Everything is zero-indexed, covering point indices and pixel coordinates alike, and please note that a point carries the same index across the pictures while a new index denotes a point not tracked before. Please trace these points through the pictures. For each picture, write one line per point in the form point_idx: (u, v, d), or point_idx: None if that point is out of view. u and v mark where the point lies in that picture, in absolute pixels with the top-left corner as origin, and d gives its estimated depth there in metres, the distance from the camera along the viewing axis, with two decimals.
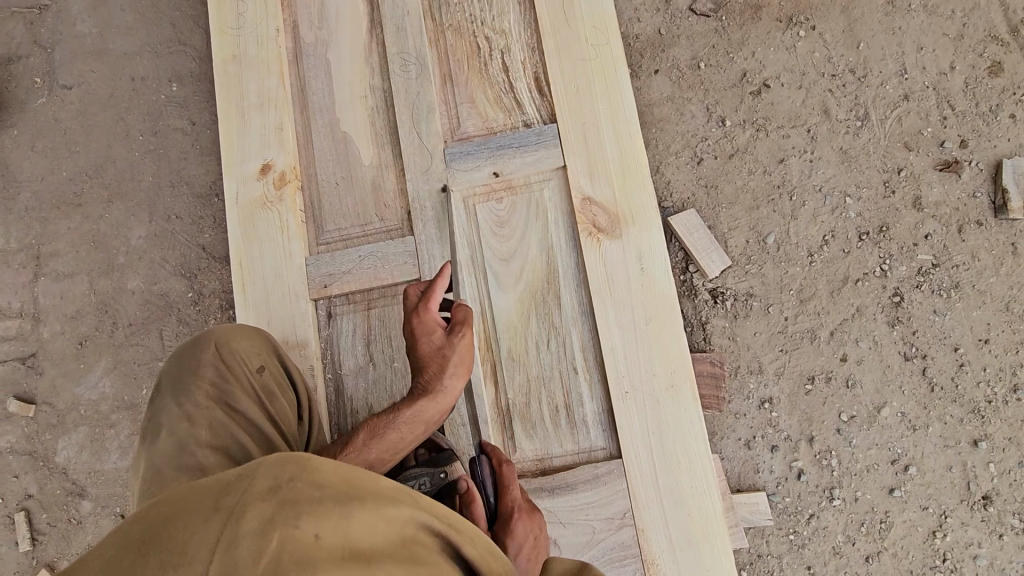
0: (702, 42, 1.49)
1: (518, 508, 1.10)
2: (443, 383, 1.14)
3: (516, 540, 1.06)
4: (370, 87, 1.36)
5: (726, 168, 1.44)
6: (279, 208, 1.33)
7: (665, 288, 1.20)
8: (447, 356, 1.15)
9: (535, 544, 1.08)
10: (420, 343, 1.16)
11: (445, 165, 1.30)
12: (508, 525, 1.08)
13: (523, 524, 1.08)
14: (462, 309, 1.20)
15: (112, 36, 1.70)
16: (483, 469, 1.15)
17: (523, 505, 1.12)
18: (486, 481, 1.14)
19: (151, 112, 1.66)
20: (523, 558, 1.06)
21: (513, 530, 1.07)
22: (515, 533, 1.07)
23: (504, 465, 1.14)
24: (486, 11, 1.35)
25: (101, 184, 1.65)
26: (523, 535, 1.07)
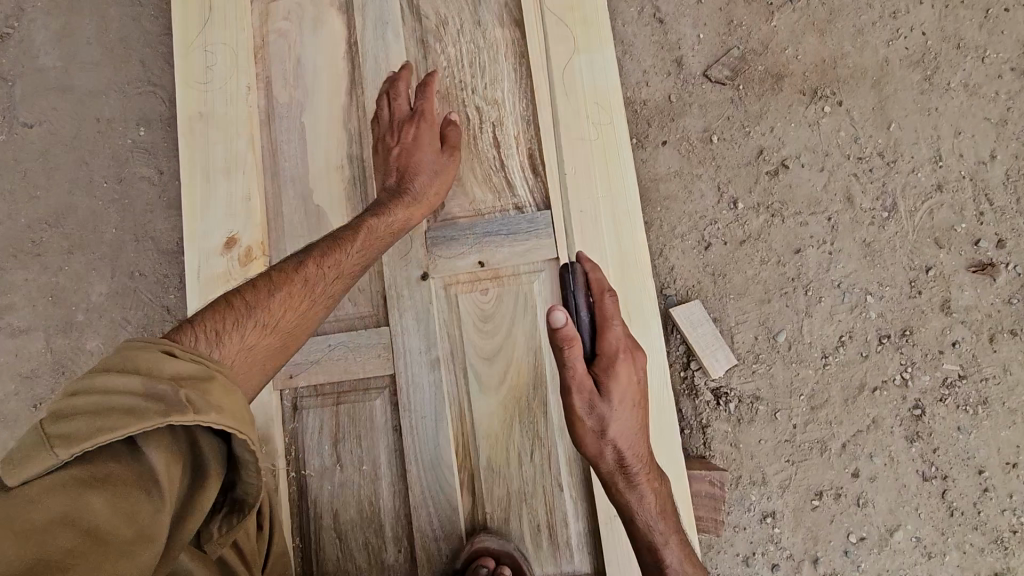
0: (715, 112, 1.36)
1: (620, 347, 1.02)
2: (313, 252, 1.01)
3: (616, 400, 1.01)
4: (347, 156, 1.24)
5: (737, 255, 1.31)
6: (242, 286, 1.21)
7: (662, 395, 1.10)
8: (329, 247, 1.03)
9: (638, 393, 1.04)
10: (411, 131, 1.16)
11: (426, 250, 1.18)
12: (608, 364, 1.01)
13: (624, 365, 1.01)
14: (455, 133, 1.19)
15: (79, 73, 1.58)
16: (576, 279, 1.04)
17: (624, 346, 1.03)
18: (580, 298, 1.03)
19: (117, 158, 1.54)
20: (615, 429, 1.01)
21: (614, 372, 1.01)
22: (615, 374, 1.01)
23: (604, 291, 1.04)
24: (478, 78, 1.23)
25: (61, 233, 1.53)
26: (632, 427, 1.02)
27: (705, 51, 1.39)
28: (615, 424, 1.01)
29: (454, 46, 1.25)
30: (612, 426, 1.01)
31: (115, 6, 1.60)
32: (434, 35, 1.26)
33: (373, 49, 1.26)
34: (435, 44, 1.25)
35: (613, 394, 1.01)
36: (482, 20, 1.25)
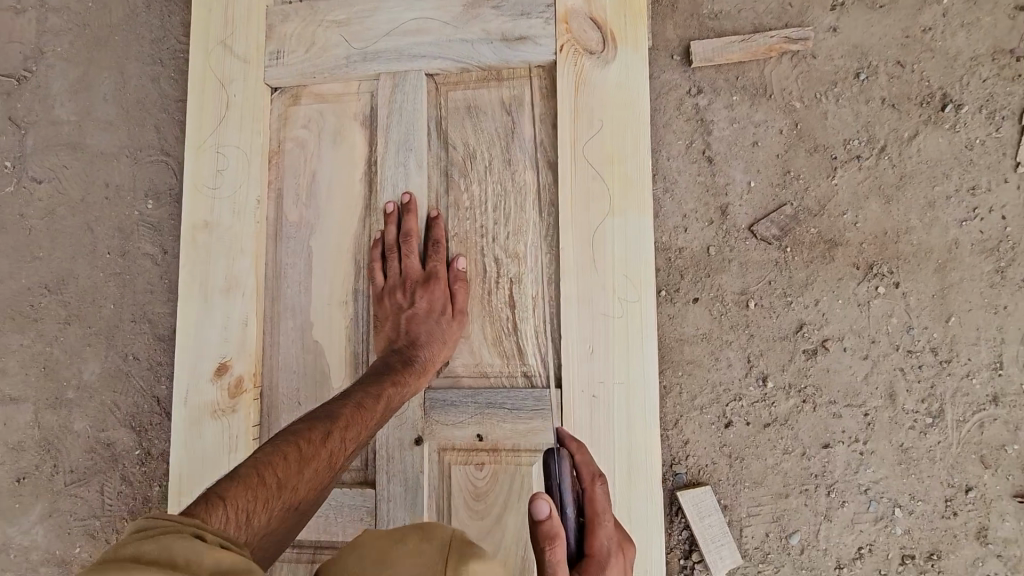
0: (757, 274, 1.23)
1: (606, 533, 0.84)
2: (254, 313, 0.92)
3: (611, 559, 0.81)
4: (353, 291, 1.17)
5: (758, 440, 1.21)
6: (230, 420, 1.16)
7: None
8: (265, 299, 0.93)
9: (626, 558, 0.85)
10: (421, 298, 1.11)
11: (425, 412, 1.11)
12: (596, 536, 0.83)
13: (615, 562, 0.82)
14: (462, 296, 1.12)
15: (91, 131, 1.52)
16: (564, 473, 0.84)
17: (614, 539, 0.84)
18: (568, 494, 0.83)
19: (123, 229, 1.48)
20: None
21: (605, 532, 0.83)
22: (607, 534, 0.84)
23: (594, 476, 0.88)
24: (501, 225, 1.13)
25: (59, 301, 1.49)
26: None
27: (755, 201, 1.25)
28: (614, 568, 0.81)
29: (479, 184, 1.14)
30: (609, 573, 0.79)
31: (133, 62, 1.51)
32: (459, 169, 1.15)
33: (393, 174, 1.16)
34: (459, 179, 1.15)
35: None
36: (513, 158, 1.14)
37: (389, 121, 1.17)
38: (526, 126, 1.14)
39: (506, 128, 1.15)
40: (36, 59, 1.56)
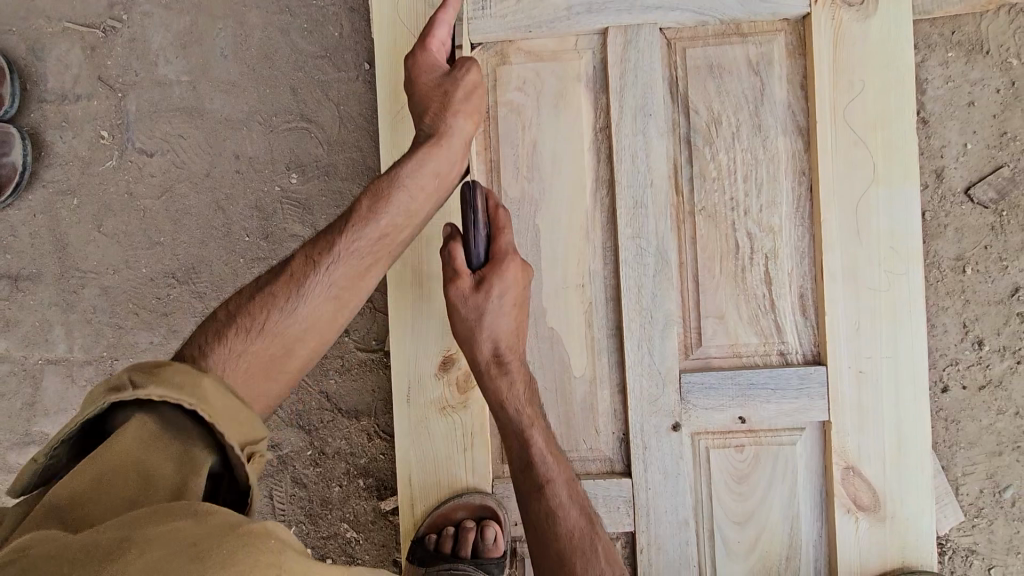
0: (973, 239, 1.22)
1: (510, 251, 1.00)
2: (448, 122, 0.97)
3: (493, 299, 0.98)
4: (590, 272, 1.08)
5: (973, 401, 1.23)
6: (461, 417, 1.06)
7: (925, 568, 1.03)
8: (450, 91, 0.98)
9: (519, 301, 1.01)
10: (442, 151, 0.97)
11: (681, 397, 1.06)
12: (495, 266, 0.99)
13: (512, 271, 0.99)
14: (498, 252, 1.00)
15: (210, 93, 1.30)
16: (478, 199, 0.97)
17: (514, 253, 1.00)
18: (479, 216, 0.97)
19: (261, 207, 1.30)
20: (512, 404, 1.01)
21: (503, 272, 0.98)
22: (503, 276, 0.98)
23: (498, 204, 1.01)
24: (752, 196, 1.06)
25: (193, 291, 1.32)
26: (506, 327, 1.01)
27: (970, 164, 1.23)
28: (490, 315, 0.99)
29: (726, 153, 1.06)
30: (486, 316, 0.99)
31: (255, 10, 1.29)
32: (702, 136, 1.07)
33: (630, 143, 1.06)
34: (704, 147, 1.07)
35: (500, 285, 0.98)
36: (763, 123, 1.06)
37: (623, 83, 1.06)
38: (777, 87, 1.06)
39: (755, 92, 1.06)
40: (127, 6, 1.31)
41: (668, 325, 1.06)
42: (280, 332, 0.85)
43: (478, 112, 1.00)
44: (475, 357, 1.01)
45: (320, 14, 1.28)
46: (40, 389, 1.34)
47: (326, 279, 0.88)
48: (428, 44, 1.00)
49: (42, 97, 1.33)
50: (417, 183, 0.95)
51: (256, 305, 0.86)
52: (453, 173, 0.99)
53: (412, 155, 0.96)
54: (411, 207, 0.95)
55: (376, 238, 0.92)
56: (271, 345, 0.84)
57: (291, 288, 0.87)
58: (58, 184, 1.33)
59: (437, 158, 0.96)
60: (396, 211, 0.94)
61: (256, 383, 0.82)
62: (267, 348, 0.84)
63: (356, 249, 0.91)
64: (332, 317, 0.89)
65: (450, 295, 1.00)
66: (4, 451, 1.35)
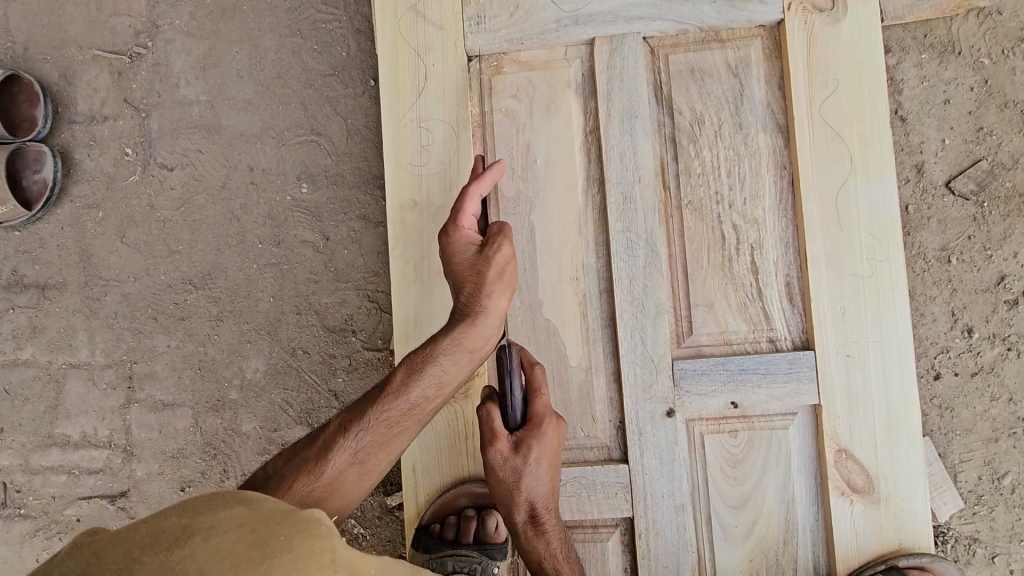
0: (956, 230, 1.26)
1: (547, 414, 1.02)
2: (485, 301, 1.02)
3: (531, 463, 1.00)
4: (583, 265, 1.13)
5: (967, 389, 1.25)
6: (463, 407, 1.11)
7: (925, 548, 1.04)
8: (484, 270, 1.02)
9: (556, 468, 1.03)
10: (455, 261, 1.04)
11: (675, 384, 1.09)
12: (534, 431, 1.00)
13: (550, 432, 1.01)
14: (540, 403, 1.02)
15: (226, 110, 1.39)
16: (514, 361, 0.98)
17: (550, 414, 1.03)
18: (515, 379, 0.99)
19: (274, 216, 1.38)
20: (532, 479, 1.01)
21: (541, 435, 1.00)
22: (541, 438, 1.00)
23: (532, 361, 1.04)
24: (736, 190, 1.12)
25: (210, 297, 1.39)
26: (542, 488, 1.02)
27: (949, 158, 1.27)
28: (528, 477, 1.01)
29: (709, 149, 1.12)
30: (525, 477, 1.01)
31: (268, 34, 1.39)
32: (686, 135, 1.13)
33: (618, 143, 1.12)
34: (688, 145, 1.13)
35: (531, 456, 0.99)
36: (743, 122, 1.13)
37: (609, 88, 1.13)
38: (755, 88, 1.13)
39: (734, 92, 1.13)
40: (152, 34, 1.42)
41: (660, 314, 1.10)
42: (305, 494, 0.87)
43: (509, 288, 1.04)
44: (512, 516, 1.03)
45: (329, 36, 1.37)
46: (63, 393, 1.40)
47: (358, 443, 0.91)
48: (461, 220, 1.06)
49: (72, 118, 1.43)
50: (451, 359, 0.98)
51: (290, 466, 0.89)
52: (487, 345, 1.02)
53: (449, 330, 1.00)
54: (441, 379, 0.98)
55: (406, 413, 0.95)
56: (303, 505, 0.85)
57: (323, 452, 0.90)
58: (85, 199, 1.42)
59: (471, 336, 1.00)
60: (428, 382, 0.97)
61: None
62: (302, 496, 0.86)
63: (386, 420, 0.93)
64: (358, 481, 0.91)
65: (489, 458, 1.01)
66: (27, 453, 1.40)
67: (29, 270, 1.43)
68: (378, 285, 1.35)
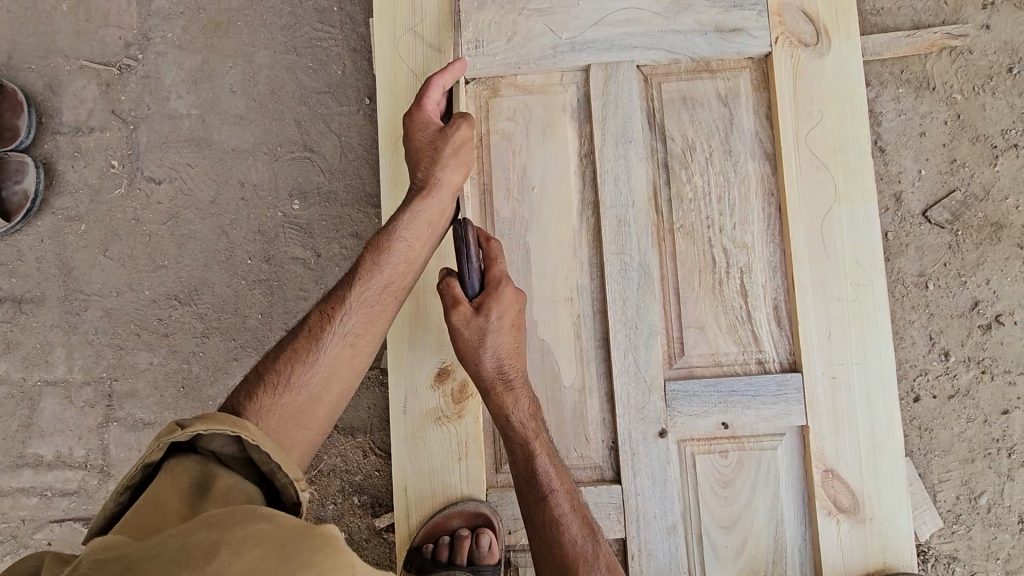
0: (933, 256, 1.32)
1: (504, 277, 1.05)
2: (439, 175, 1.04)
3: (494, 321, 1.03)
4: (578, 287, 1.15)
5: (944, 410, 1.29)
6: (457, 427, 1.10)
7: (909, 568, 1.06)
8: (441, 147, 1.06)
9: (519, 325, 1.06)
10: (415, 137, 1.07)
11: (667, 405, 1.11)
12: (493, 291, 1.04)
13: (508, 293, 1.04)
14: (497, 266, 1.05)
15: (218, 125, 1.38)
16: (469, 235, 1.02)
17: (507, 280, 1.06)
18: (471, 241, 1.02)
19: (265, 231, 1.36)
20: (497, 340, 1.03)
21: (498, 294, 1.03)
22: (498, 297, 1.03)
23: (488, 237, 1.08)
24: (726, 216, 1.15)
25: (196, 313, 1.36)
26: (507, 348, 1.05)
27: (925, 188, 1.33)
28: (492, 337, 1.03)
29: (701, 175, 1.15)
30: (489, 337, 1.03)
31: (263, 50, 1.38)
32: (679, 162, 1.16)
33: (613, 167, 1.14)
34: (680, 171, 1.16)
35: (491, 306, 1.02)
36: (733, 150, 1.16)
37: (605, 114, 1.15)
38: (744, 117, 1.17)
39: (725, 121, 1.16)
40: (142, 46, 1.40)
41: (652, 336, 1.12)
42: (294, 400, 0.90)
43: (467, 164, 1.07)
44: (481, 376, 1.05)
45: (324, 54, 1.38)
46: (37, 411, 1.35)
47: (340, 333, 0.95)
48: (423, 103, 1.08)
49: (56, 129, 1.40)
50: (413, 229, 1.02)
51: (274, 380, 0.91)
52: (446, 217, 1.06)
53: (407, 206, 1.04)
54: (410, 254, 1.02)
55: (382, 286, 1.00)
56: (294, 403, 0.89)
57: (303, 360, 0.93)
58: (67, 211, 1.39)
59: (430, 207, 1.04)
60: (397, 258, 1.01)
61: (286, 435, 0.87)
62: (289, 408, 0.89)
63: (364, 306, 0.97)
64: (346, 368, 0.95)
65: (452, 322, 1.04)
66: None
67: (5, 283, 1.38)
68: None
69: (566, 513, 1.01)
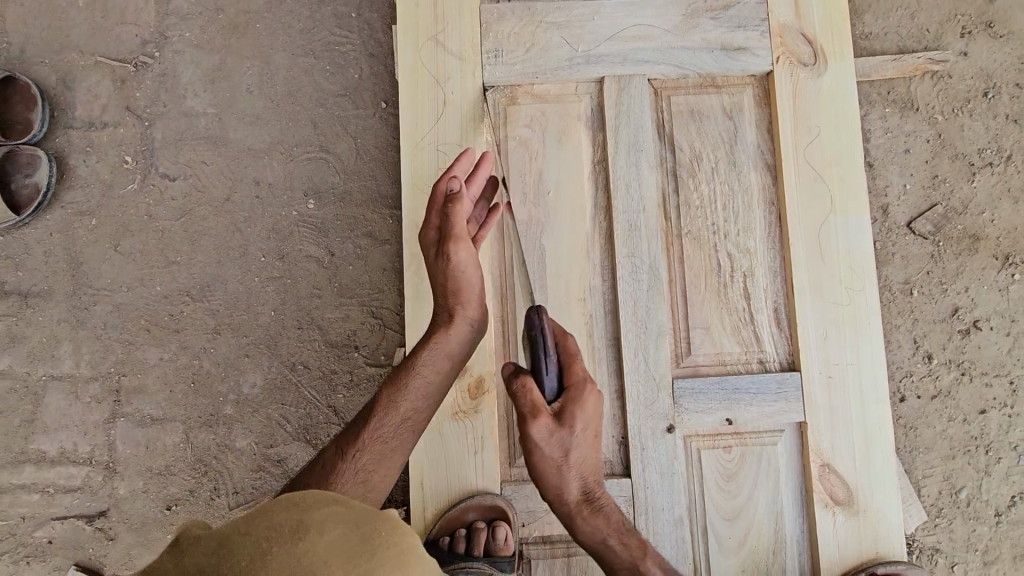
0: (916, 265, 1.40)
1: (586, 380, 0.97)
2: (450, 257, 1.07)
3: (577, 433, 0.96)
4: (590, 287, 1.20)
5: (927, 410, 1.37)
6: (472, 420, 1.14)
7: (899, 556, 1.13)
8: (449, 230, 1.08)
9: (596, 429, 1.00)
10: (427, 234, 1.11)
11: (675, 401, 1.16)
12: (575, 400, 0.95)
13: (591, 397, 0.96)
14: (578, 369, 0.97)
15: (234, 124, 1.40)
16: (546, 329, 0.93)
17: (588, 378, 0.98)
18: (549, 347, 0.93)
19: (279, 230, 1.38)
20: (579, 452, 0.98)
21: (583, 403, 0.95)
22: (583, 406, 0.95)
23: (564, 332, 0.98)
24: (730, 222, 1.21)
25: (207, 309, 1.37)
26: (589, 456, 0.99)
27: (910, 202, 1.42)
28: (574, 449, 0.97)
29: (707, 184, 1.22)
30: (572, 449, 0.97)
31: (281, 52, 1.41)
32: (687, 170, 1.22)
33: (625, 174, 1.20)
34: (688, 179, 1.22)
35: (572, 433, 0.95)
36: (737, 160, 1.23)
37: (617, 124, 1.21)
38: (747, 130, 1.24)
39: (729, 134, 1.23)
40: (159, 44, 1.41)
41: (661, 336, 1.17)
42: None
43: (468, 236, 1.09)
44: (563, 498, 0.99)
45: (341, 58, 1.41)
46: (41, 406, 1.34)
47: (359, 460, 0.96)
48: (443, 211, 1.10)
49: (68, 123, 1.40)
50: (431, 366, 1.04)
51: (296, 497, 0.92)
52: (464, 346, 1.08)
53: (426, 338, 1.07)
54: (427, 390, 1.04)
55: (397, 425, 1.01)
56: None
57: (325, 479, 0.95)
58: (77, 206, 1.38)
59: (447, 340, 1.05)
60: (413, 395, 1.03)
61: None
62: None
63: (379, 438, 0.99)
64: (369, 486, 0.96)
65: (532, 433, 0.94)
66: None
67: (10, 276, 1.37)
68: (383, 301, 1.37)
69: (608, 533, 0.98)
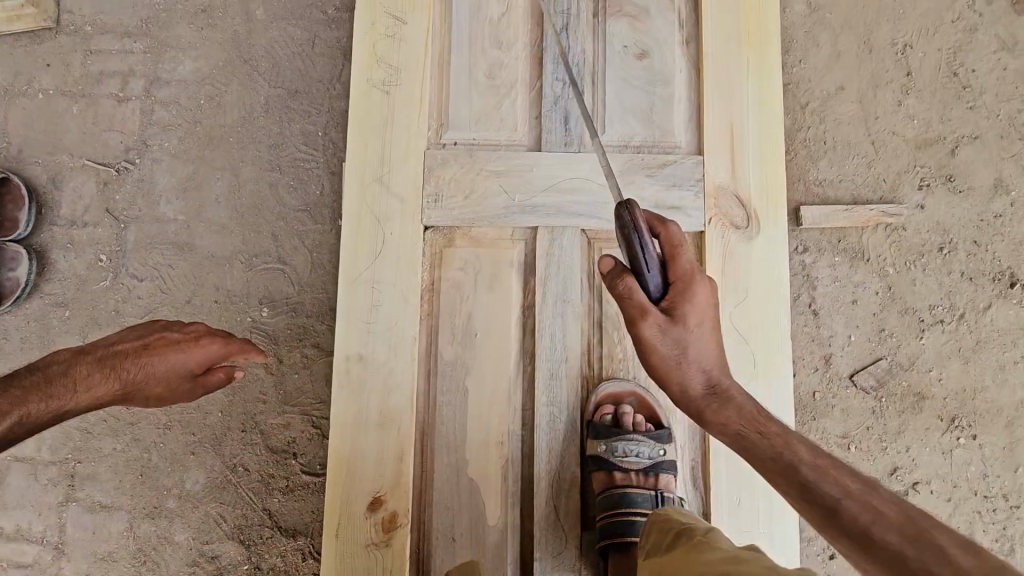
0: (856, 419, 1.39)
1: (694, 271, 0.93)
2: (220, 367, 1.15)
3: (692, 327, 0.91)
4: (509, 431, 1.22)
5: None
6: (383, 554, 1.18)
7: None
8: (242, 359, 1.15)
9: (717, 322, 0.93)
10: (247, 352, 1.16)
11: (580, 554, 1.19)
12: (684, 287, 0.92)
13: (703, 289, 0.93)
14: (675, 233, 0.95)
15: (201, 231, 1.48)
16: (640, 219, 0.90)
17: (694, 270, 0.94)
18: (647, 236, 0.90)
19: (232, 334, 1.46)
20: (694, 352, 0.92)
21: (690, 287, 0.92)
22: (690, 289, 0.92)
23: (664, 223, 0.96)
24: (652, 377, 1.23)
25: (160, 405, 1.45)
26: (710, 355, 0.92)
27: (854, 353, 1.40)
28: (693, 348, 0.92)
29: None
30: (688, 349, 0.91)
31: (250, 166, 1.50)
32: (613, 322, 1.24)
33: (550, 323, 1.23)
34: (613, 332, 1.24)
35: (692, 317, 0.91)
36: None
37: (547, 273, 1.24)
38: None
39: None
40: (140, 152, 1.52)
41: (574, 484, 1.21)
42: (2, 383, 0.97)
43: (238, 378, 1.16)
44: (686, 388, 0.92)
45: (305, 174, 1.49)
46: (3, 485, 1.44)
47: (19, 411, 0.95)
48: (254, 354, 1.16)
49: (53, 220, 1.51)
50: (118, 387, 1.07)
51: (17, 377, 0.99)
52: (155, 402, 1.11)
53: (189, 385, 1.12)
54: (104, 389, 1.05)
55: (49, 402, 0.99)
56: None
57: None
58: (54, 298, 1.49)
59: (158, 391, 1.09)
60: (95, 390, 1.05)
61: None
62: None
63: (30, 396, 0.97)
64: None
65: (644, 336, 0.91)
66: None
67: None
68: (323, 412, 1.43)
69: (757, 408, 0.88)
